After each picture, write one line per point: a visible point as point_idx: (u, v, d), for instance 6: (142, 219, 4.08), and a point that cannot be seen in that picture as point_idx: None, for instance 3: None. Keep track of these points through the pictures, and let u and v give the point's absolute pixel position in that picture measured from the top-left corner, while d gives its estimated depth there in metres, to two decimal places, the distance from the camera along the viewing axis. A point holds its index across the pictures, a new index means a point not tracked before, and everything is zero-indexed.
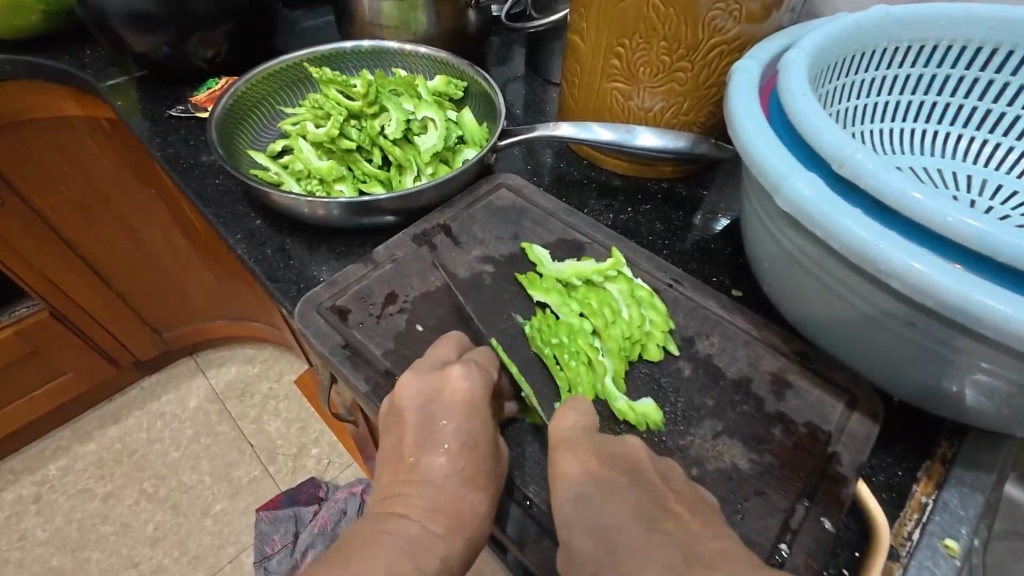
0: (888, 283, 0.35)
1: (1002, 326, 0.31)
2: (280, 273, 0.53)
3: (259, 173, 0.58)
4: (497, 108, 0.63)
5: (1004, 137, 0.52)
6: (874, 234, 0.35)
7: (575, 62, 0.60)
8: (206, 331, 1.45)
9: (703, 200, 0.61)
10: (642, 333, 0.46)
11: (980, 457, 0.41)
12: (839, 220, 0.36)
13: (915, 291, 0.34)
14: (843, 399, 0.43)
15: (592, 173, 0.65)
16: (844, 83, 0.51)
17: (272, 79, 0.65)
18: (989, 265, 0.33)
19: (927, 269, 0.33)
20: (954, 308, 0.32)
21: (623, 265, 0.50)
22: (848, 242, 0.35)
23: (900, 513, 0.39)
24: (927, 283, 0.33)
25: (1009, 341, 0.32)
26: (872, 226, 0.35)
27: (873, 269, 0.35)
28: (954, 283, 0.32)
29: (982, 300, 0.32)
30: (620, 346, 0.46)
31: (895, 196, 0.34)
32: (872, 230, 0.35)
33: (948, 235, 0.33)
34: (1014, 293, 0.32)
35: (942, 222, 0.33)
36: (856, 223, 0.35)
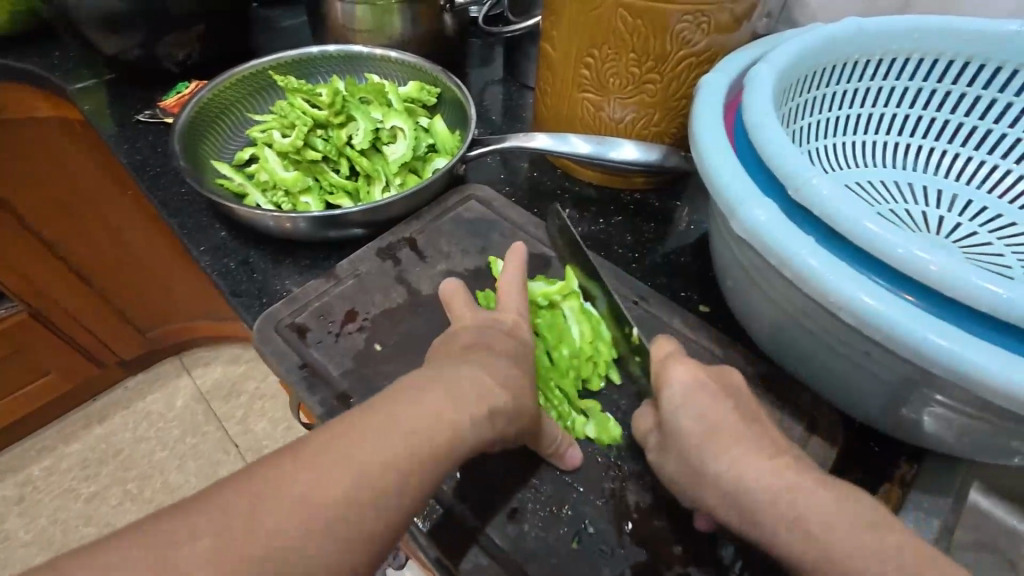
0: (836, 312, 0.35)
1: (948, 362, 0.31)
2: (243, 286, 0.53)
3: (223, 185, 0.57)
4: (469, 116, 0.62)
5: (977, 151, 0.51)
6: (824, 262, 0.34)
7: (547, 70, 0.59)
8: (192, 329, 1.44)
9: (675, 211, 0.61)
10: (594, 351, 0.48)
11: (942, 479, 0.41)
12: (789, 246, 0.35)
13: (863, 322, 0.33)
14: (803, 422, 0.43)
15: (566, 183, 0.64)
16: (815, 96, 0.50)
17: (239, 86, 0.64)
18: (939, 300, 0.33)
19: (873, 302, 0.33)
20: (899, 342, 0.32)
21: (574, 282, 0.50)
22: (800, 270, 0.35)
23: None
24: (875, 315, 0.32)
25: (955, 378, 0.31)
26: (824, 254, 0.35)
27: (822, 299, 0.35)
28: (899, 317, 0.32)
29: (927, 335, 0.31)
30: (575, 367, 0.47)
31: (846, 224, 0.34)
32: (822, 259, 0.34)
33: (898, 267, 0.32)
34: (961, 329, 0.32)
35: (892, 253, 0.32)
36: (806, 250, 0.35)
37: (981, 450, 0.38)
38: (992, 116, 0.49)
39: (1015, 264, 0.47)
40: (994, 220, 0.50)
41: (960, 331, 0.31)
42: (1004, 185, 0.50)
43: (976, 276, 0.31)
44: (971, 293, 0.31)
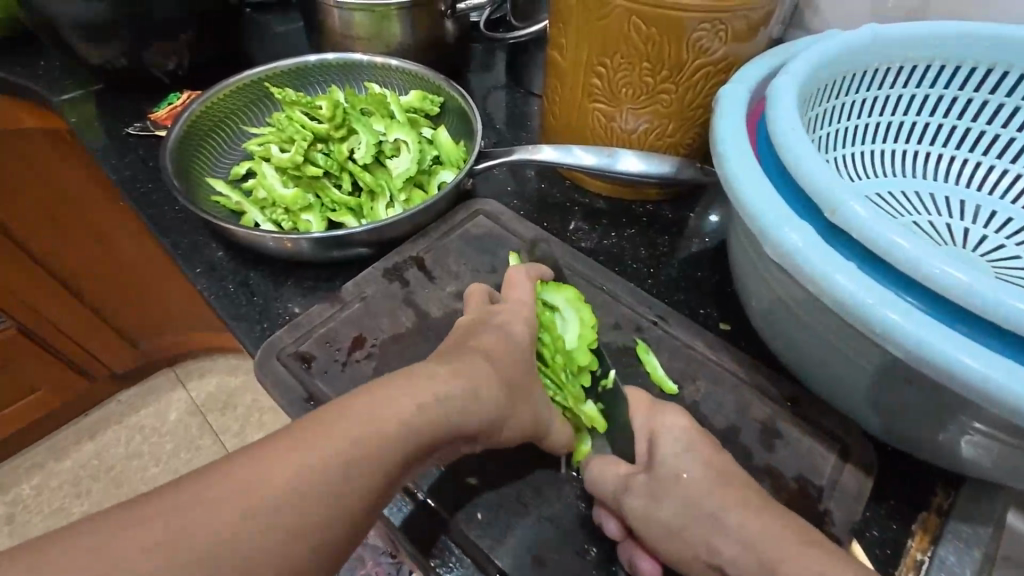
0: (871, 336, 0.33)
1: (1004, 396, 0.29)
2: (242, 310, 0.50)
3: (219, 203, 0.54)
4: (474, 126, 0.60)
5: (1000, 159, 0.49)
6: (859, 284, 0.33)
7: (555, 79, 0.57)
8: (186, 341, 1.41)
9: (690, 223, 0.59)
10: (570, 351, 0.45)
11: (982, 506, 0.39)
12: (821, 267, 0.34)
13: (902, 348, 0.31)
14: (835, 449, 0.41)
15: (575, 195, 0.62)
16: (835, 105, 0.48)
17: (232, 98, 0.61)
18: (987, 328, 0.31)
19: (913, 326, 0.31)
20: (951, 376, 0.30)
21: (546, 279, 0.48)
22: (839, 297, 0.33)
23: (895, 571, 0.37)
24: (923, 346, 0.31)
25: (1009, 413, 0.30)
26: (864, 280, 0.33)
27: (857, 322, 0.33)
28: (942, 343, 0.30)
29: (981, 369, 0.29)
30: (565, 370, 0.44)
31: (881, 244, 0.32)
32: (857, 279, 0.33)
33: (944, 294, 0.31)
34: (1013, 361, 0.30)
35: (937, 279, 0.31)
36: (839, 271, 0.33)
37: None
38: (1015, 124, 0.48)
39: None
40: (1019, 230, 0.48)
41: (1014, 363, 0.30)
42: None
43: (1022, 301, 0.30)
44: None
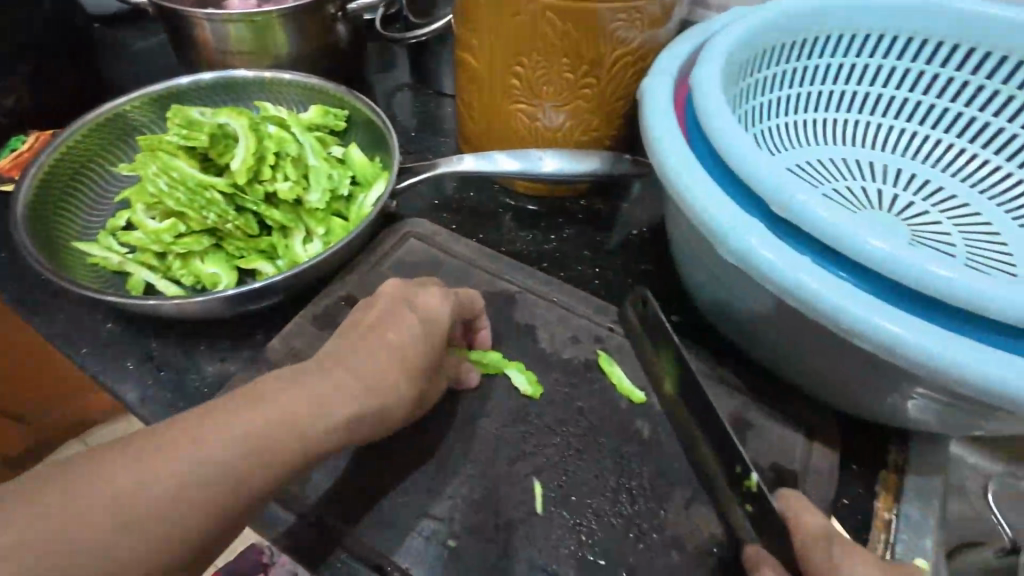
0: (838, 329, 0.33)
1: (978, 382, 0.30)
2: (150, 392, 0.43)
3: (98, 266, 0.46)
4: (388, 141, 0.54)
5: (902, 122, 0.50)
6: (836, 287, 0.33)
7: (469, 82, 0.53)
8: None
9: (623, 215, 0.58)
10: (280, 152, 0.50)
11: (927, 457, 0.41)
12: (799, 284, 0.33)
13: (894, 351, 0.32)
14: (802, 430, 0.40)
15: (505, 200, 0.60)
16: (756, 81, 0.47)
17: (94, 138, 0.52)
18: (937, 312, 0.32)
19: (899, 328, 0.31)
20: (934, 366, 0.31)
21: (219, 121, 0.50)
22: (818, 304, 0.33)
23: (869, 536, 0.39)
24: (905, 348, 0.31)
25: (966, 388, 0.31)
26: (819, 273, 0.33)
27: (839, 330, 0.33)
28: (933, 342, 0.31)
29: (952, 358, 0.31)
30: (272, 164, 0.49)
31: (853, 248, 0.32)
32: (834, 289, 0.33)
33: (909, 283, 0.32)
34: (981, 340, 0.31)
35: (900, 271, 0.31)
36: (819, 285, 0.33)
37: (965, 428, 0.38)
38: (923, 88, 0.48)
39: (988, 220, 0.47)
40: (932, 189, 0.49)
41: (954, 335, 0.31)
42: (937, 154, 0.49)
43: (976, 282, 0.31)
44: (978, 298, 0.30)
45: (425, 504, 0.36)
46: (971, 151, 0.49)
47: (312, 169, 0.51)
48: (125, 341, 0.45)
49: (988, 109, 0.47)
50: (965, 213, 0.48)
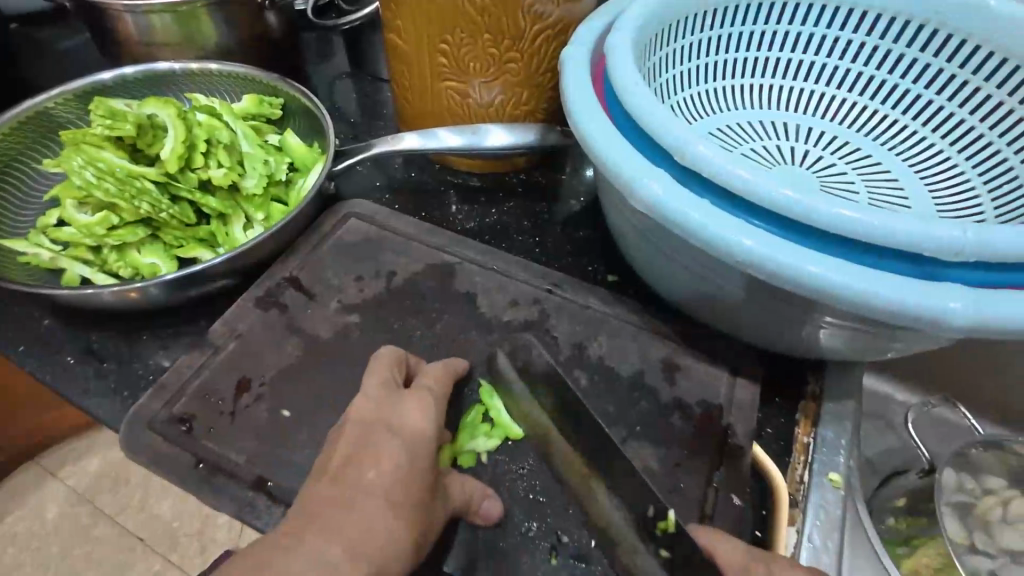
0: (755, 273, 0.33)
1: (893, 311, 0.30)
2: (94, 384, 0.43)
3: (28, 264, 0.45)
4: (325, 126, 0.55)
5: (809, 82, 0.54)
6: (749, 233, 0.33)
7: (400, 63, 0.55)
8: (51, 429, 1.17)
9: (562, 185, 0.61)
10: (214, 140, 0.50)
11: (839, 384, 0.45)
12: (726, 237, 0.33)
13: (822, 294, 0.31)
14: (727, 368, 0.44)
15: (448, 178, 0.61)
16: (669, 51, 0.50)
17: (15, 138, 0.51)
18: (848, 249, 0.32)
19: (823, 270, 0.31)
20: (850, 299, 0.31)
21: (144, 115, 0.50)
22: (730, 249, 0.33)
23: (790, 458, 0.42)
24: (817, 284, 0.31)
25: (887, 318, 0.31)
26: (728, 219, 0.33)
27: (772, 280, 0.33)
28: (857, 280, 0.31)
29: (867, 290, 0.30)
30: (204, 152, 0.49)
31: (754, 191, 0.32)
32: (759, 239, 0.32)
33: (817, 224, 0.32)
34: (893, 272, 0.31)
35: (804, 210, 0.31)
36: (744, 235, 0.32)
37: (869, 352, 0.42)
38: (824, 50, 0.52)
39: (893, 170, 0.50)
40: (840, 142, 0.53)
41: (868, 269, 0.31)
42: (841, 110, 0.53)
43: (877, 217, 0.31)
44: (878, 231, 0.30)
45: None
46: (873, 108, 0.52)
47: (247, 157, 0.51)
48: (65, 337, 0.45)
49: (882, 68, 0.51)
50: (871, 165, 0.51)
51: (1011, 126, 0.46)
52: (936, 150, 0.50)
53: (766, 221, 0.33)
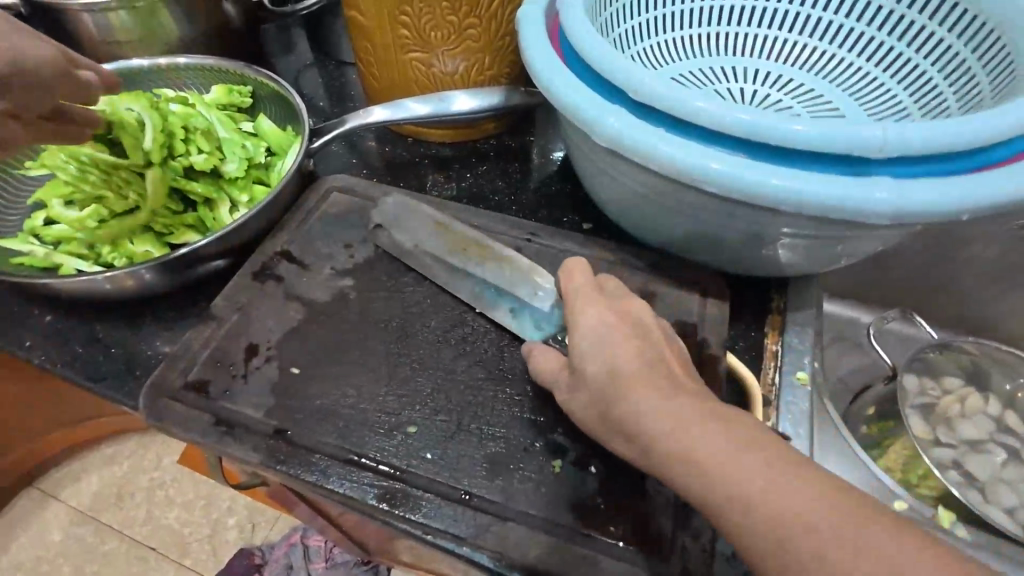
0: (718, 192, 0.37)
1: (841, 209, 0.34)
2: (103, 367, 0.45)
3: (23, 263, 0.46)
4: (296, 107, 0.56)
5: (754, 28, 0.56)
6: (707, 155, 0.36)
7: (364, 40, 0.57)
8: (54, 452, 1.13)
9: (531, 145, 0.63)
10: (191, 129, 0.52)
11: (800, 296, 0.50)
12: (693, 163, 0.36)
13: (784, 204, 0.35)
14: (698, 291, 0.48)
15: (420, 149, 0.64)
16: (619, 7, 0.52)
17: None
18: (797, 159, 0.35)
19: (781, 182, 0.35)
20: (802, 203, 0.34)
21: None
22: (694, 172, 0.36)
23: (762, 365, 0.46)
24: (774, 193, 0.35)
25: (837, 216, 0.35)
26: (688, 145, 0.36)
27: (738, 196, 0.36)
28: (811, 186, 0.34)
29: (816, 193, 0.34)
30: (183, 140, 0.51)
31: (709, 117, 0.35)
32: (721, 160, 0.35)
33: (771, 139, 0.35)
34: (837, 176, 0.35)
35: (755, 128, 0.35)
36: (710, 160, 0.36)
37: (823, 262, 0.46)
38: None
39: (834, 101, 0.54)
40: (786, 81, 0.56)
41: (817, 175, 0.35)
42: (785, 50, 0.56)
43: (818, 127, 0.34)
44: (820, 140, 0.34)
45: (377, 406, 0.40)
46: (811, 46, 0.56)
47: (224, 143, 0.53)
48: (67, 329, 0.47)
49: (818, 6, 0.54)
50: (814, 98, 0.55)
51: (934, 48, 0.50)
52: (871, 79, 0.54)
53: (722, 143, 0.36)
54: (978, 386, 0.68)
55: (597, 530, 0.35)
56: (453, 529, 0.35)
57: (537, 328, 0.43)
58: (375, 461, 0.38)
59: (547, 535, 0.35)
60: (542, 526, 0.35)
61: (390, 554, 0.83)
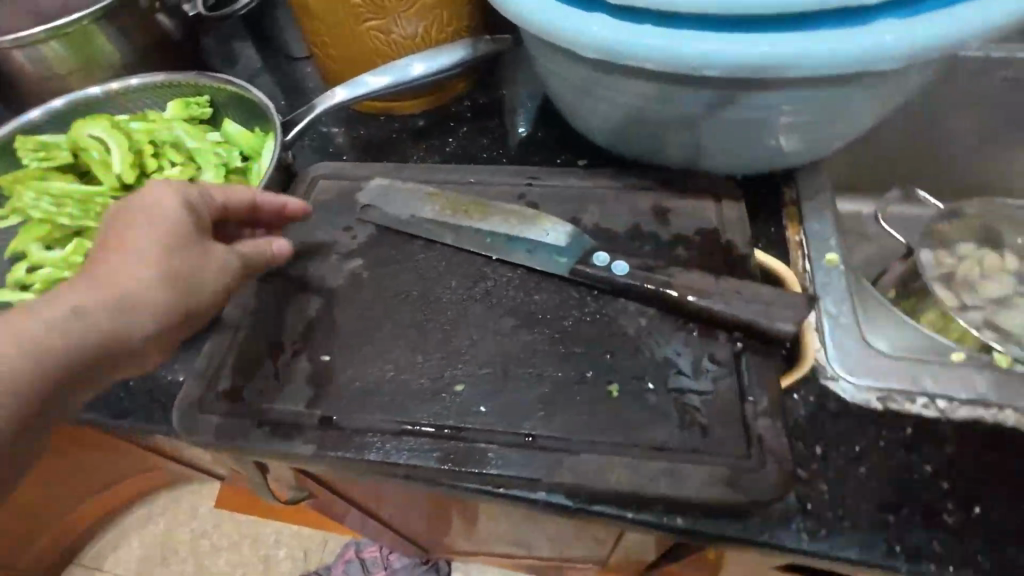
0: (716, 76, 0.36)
1: (841, 62, 0.34)
2: (125, 401, 0.43)
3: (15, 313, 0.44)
4: (260, 103, 0.54)
5: None
6: (698, 40, 0.35)
7: (315, 21, 0.54)
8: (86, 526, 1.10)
9: (505, 96, 0.62)
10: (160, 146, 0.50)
11: (810, 183, 0.49)
12: (684, 53, 0.35)
13: (784, 71, 0.35)
14: (710, 197, 0.47)
15: (394, 124, 0.61)
16: None
17: None
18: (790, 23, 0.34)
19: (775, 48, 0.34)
20: (803, 66, 0.34)
21: (83, 139, 0.49)
22: (687, 62, 0.35)
23: (790, 256, 0.45)
24: (772, 63, 0.34)
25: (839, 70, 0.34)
26: (676, 36, 0.35)
27: (736, 75, 0.35)
28: (807, 46, 0.33)
29: (814, 52, 0.34)
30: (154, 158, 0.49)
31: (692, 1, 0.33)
32: (713, 42, 0.34)
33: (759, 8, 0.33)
34: (834, 30, 0.33)
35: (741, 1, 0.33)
36: (701, 45, 0.35)
37: (829, 141, 0.45)
38: None
39: None
40: None
41: (813, 34, 0.34)
42: None
43: None
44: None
45: (419, 374, 0.39)
46: None
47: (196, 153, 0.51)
48: None
49: None
50: None
51: None
52: None
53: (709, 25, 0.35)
54: (992, 247, 0.68)
55: (670, 441, 0.34)
56: (525, 472, 0.34)
57: (558, 260, 0.42)
58: (430, 425, 0.36)
59: (623, 457, 0.34)
60: (615, 450, 0.34)
61: (449, 545, 0.82)
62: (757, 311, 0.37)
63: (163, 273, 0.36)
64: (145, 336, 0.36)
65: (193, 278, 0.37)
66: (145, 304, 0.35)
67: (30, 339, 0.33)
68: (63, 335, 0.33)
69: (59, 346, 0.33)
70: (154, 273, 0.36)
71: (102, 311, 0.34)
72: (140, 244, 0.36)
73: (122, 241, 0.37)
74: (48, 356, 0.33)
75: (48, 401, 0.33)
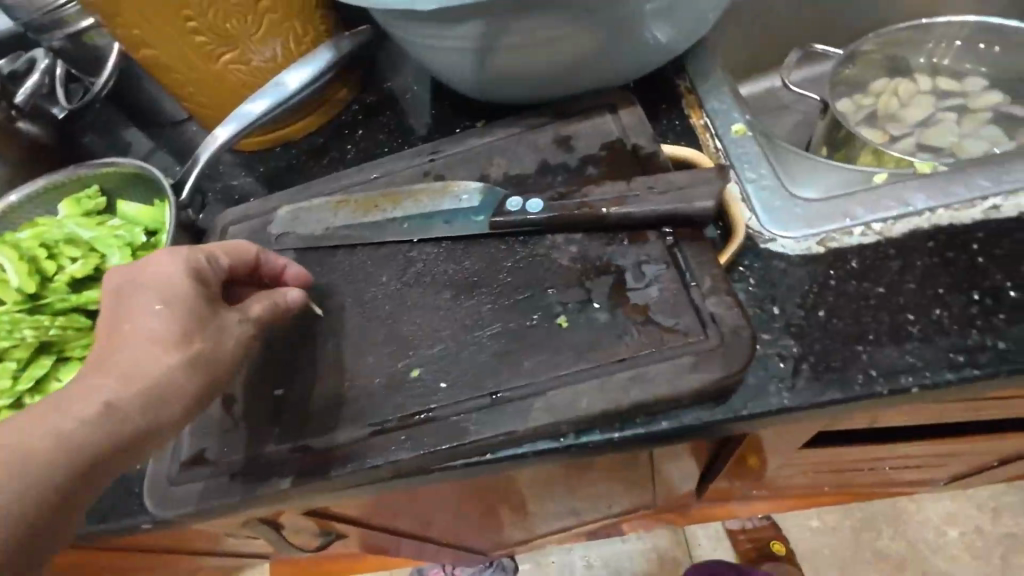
0: None
1: None
2: None
3: None
4: (145, 173, 0.53)
5: None
6: None
7: (172, 75, 0.52)
8: None
9: (389, 87, 0.60)
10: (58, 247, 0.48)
11: (699, 66, 0.49)
12: None
13: None
14: (606, 111, 0.46)
15: (291, 151, 0.59)
16: None
17: None
18: None
19: None
20: None
21: None
22: None
23: (700, 140, 0.45)
24: None
25: None
26: None
27: None
28: None
29: None
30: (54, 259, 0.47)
31: None
32: None
33: None
34: None
35: None
36: None
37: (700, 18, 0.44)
38: None
39: None
40: None
41: None
42: None
43: None
44: None
45: (375, 374, 0.38)
46: None
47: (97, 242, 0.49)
48: None
49: None
50: None
51: None
52: None
53: None
54: (903, 75, 0.69)
55: (631, 349, 0.34)
56: (502, 427, 0.34)
57: (475, 220, 0.41)
58: (400, 416, 0.36)
59: (591, 380, 0.33)
60: (583, 376, 0.34)
61: (499, 540, 0.81)
62: (673, 199, 0.36)
63: (189, 354, 0.32)
64: (176, 423, 0.32)
65: (220, 352, 0.33)
66: (176, 390, 0.32)
67: (45, 446, 0.28)
68: (79, 436, 0.29)
69: (78, 445, 0.29)
70: (177, 355, 0.32)
71: (129, 403, 0.30)
72: (158, 322, 0.32)
73: (135, 326, 0.32)
74: (70, 461, 0.28)
75: (61, 505, 0.28)
